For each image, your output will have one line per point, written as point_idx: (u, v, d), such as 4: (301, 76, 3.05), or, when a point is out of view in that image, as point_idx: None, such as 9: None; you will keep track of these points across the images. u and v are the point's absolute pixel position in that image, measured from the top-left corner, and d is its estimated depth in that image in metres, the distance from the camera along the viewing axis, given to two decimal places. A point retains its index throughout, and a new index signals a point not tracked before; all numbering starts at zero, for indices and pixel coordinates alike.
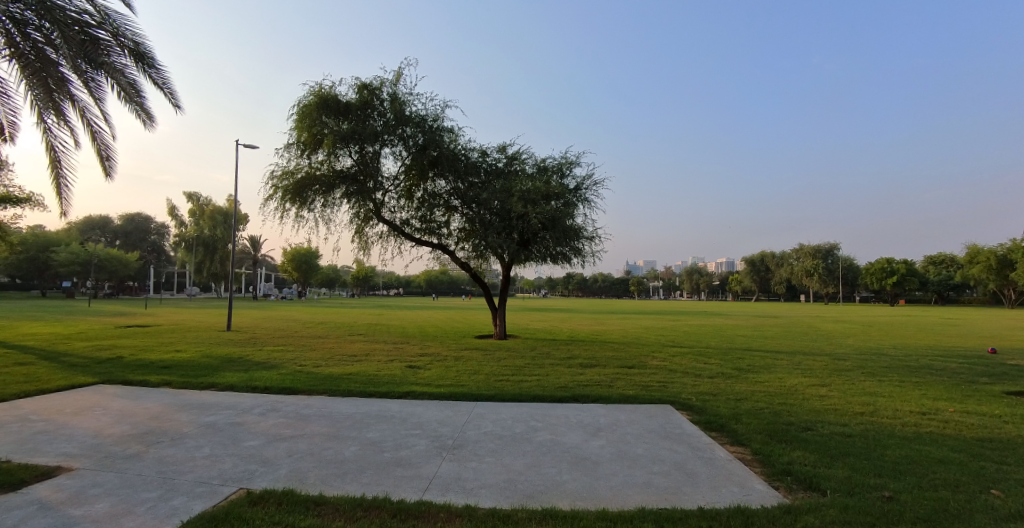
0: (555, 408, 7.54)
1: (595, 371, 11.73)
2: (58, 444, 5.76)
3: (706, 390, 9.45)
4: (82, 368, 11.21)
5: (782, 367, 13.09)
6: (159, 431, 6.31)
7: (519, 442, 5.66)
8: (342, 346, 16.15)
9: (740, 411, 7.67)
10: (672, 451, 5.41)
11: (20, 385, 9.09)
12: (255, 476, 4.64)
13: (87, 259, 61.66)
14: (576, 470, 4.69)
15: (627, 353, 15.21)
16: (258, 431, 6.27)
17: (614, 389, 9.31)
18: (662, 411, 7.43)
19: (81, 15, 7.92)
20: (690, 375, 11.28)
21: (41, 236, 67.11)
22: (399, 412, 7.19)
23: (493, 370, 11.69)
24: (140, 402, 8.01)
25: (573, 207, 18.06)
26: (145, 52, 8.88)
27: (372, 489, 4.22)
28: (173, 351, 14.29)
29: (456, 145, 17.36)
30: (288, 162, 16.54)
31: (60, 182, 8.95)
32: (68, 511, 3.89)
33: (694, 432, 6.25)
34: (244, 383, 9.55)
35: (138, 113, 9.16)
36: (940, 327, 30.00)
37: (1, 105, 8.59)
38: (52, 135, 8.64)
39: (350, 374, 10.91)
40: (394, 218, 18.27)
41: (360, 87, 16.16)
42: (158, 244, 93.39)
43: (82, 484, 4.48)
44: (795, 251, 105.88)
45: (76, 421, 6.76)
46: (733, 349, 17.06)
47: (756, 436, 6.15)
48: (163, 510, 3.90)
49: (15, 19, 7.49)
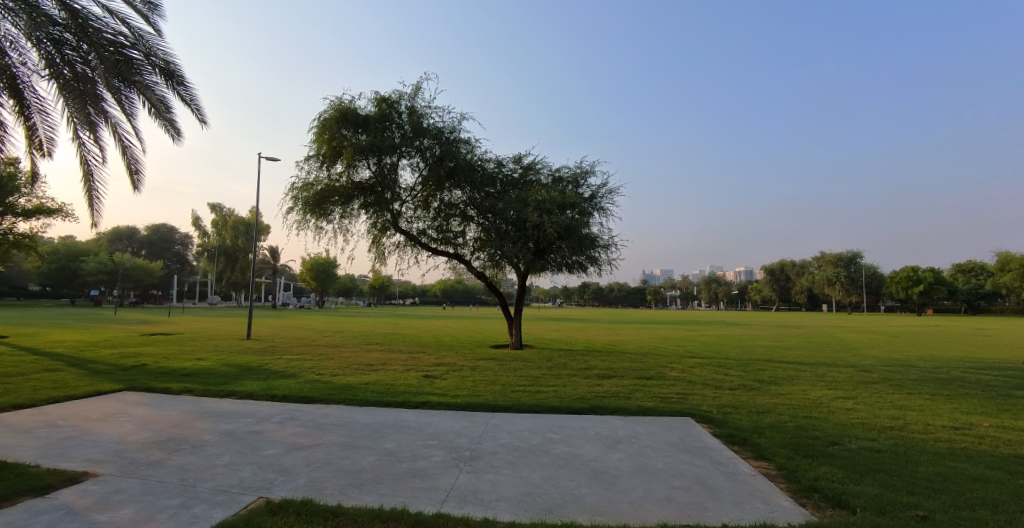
0: (573, 419, 7.48)
1: (612, 382, 11.58)
2: (83, 449, 5.88)
3: (727, 403, 9.25)
4: (106, 375, 11.48)
5: (805, 379, 12.74)
6: (180, 438, 6.41)
7: (536, 453, 5.61)
8: (358, 355, 16.25)
9: (763, 424, 7.49)
10: (693, 465, 5.30)
11: (47, 391, 9.34)
12: (274, 485, 4.67)
13: (114, 269, 63.71)
14: (595, 484, 4.62)
15: (646, 364, 14.96)
16: (275, 439, 6.34)
17: (632, 401, 9.19)
18: (682, 424, 7.30)
19: (117, 36, 8.25)
20: (710, 387, 11.07)
21: (70, 245, 69.61)
22: (415, 422, 7.20)
23: (510, 380, 11.63)
24: (162, 409, 8.15)
25: (588, 216, 18.09)
26: (175, 70, 9.20)
27: (390, 500, 4.21)
28: (193, 359, 14.54)
29: (472, 157, 17.53)
30: (308, 174, 16.84)
31: (91, 194, 9.24)
32: (93, 516, 3.96)
33: (716, 446, 6.12)
34: (263, 392, 9.66)
35: (167, 128, 9.43)
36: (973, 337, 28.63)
37: (40, 121, 8.93)
38: (85, 149, 8.92)
39: (366, 383, 10.98)
40: (411, 229, 18.42)
41: (378, 100, 16.41)
42: (182, 255, 96.30)
43: (106, 490, 4.56)
44: (817, 260, 103.44)
45: (101, 427, 6.92)
46: (753, 360, 16.66)
47: (781, 450, 6.00)
48: (184, 517, 3.94)
49: (55, 39, 7.78)
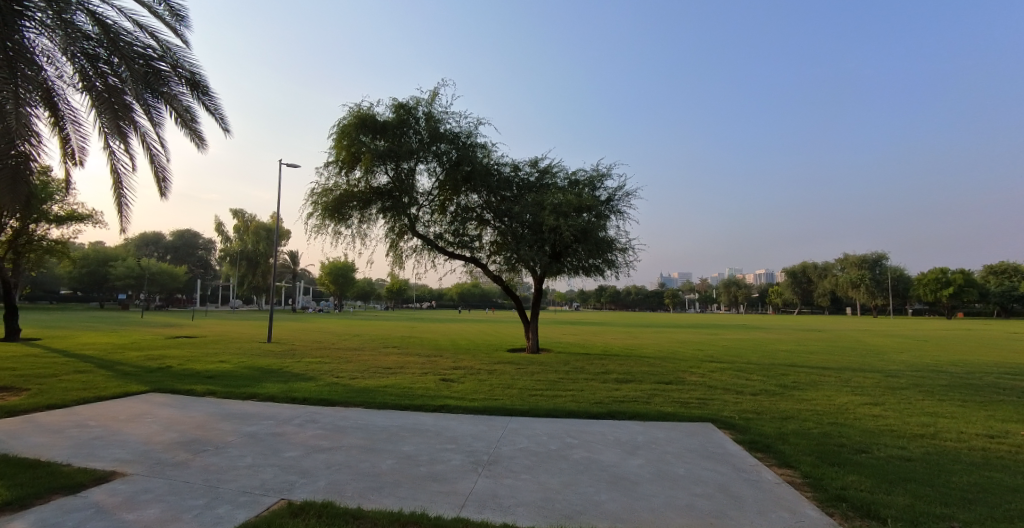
0: (591, 424, 7.42)
1: (631, 387, 11.46)
2: (112, 449, 6.05)
3: (749, 409, 9.08)
4: (134, 377, 11.77)
5: (830, 384, 12.42)
6: (204, 440, 6.54)
7: (554, 458, 5.58)
8: (376, 359, 16.39)
9: (786, 430, 7.32)
10: (715, 472, 5.21)
11: (77, 392, 9.62)
12: (295, 487, 4.73)
13: (141, 273, 65.51)
14: (615, 490, 4.57)
15: (665, 369, 14.76)
16: (296, 442, 6.41)
17: (651, 406, 9.08)
18: (703, 430, 7.19)
19: (146, 49, 8.57)
20: (731, 393, 10.87)
21: (100, 251, 71.83)
22: (434, 426, 7.23)
23: (527, 384, 11.59)
24: (187, 411, 8.32)
25: (605, 219, 17.99)
26: (201, 81, 9.47)
27: (409, 504, 4.23)
28: (216, 361, 14.84)
29: (489, 161, 17.60)
30: (327, 180, 17.10)
31: (120, 201, 9.53)
32: (121, 516, 4.05)
33: (739, 452, 6.01)
34: (284, 394, 9.80)
35: (192, 137, 9.68)
36: (997, 341, 28.00)
37: (73, 132, 9.25)
38: (115, 158, 9.21)
39: (384, 386, 11.06)
40: (428, 233, 18.56)
41: (396, 106, 16.59)
42: (206, 259, 98.59)
43: (133, 490, 4.66)
44: (840, 262, 101.09)
45: (128, 428, 7.11)
46: (775, 365, 16.31)
47: (806, 457, 5.86)
48: (209, 517, 4.01)
49: (89, 55, 8.10)
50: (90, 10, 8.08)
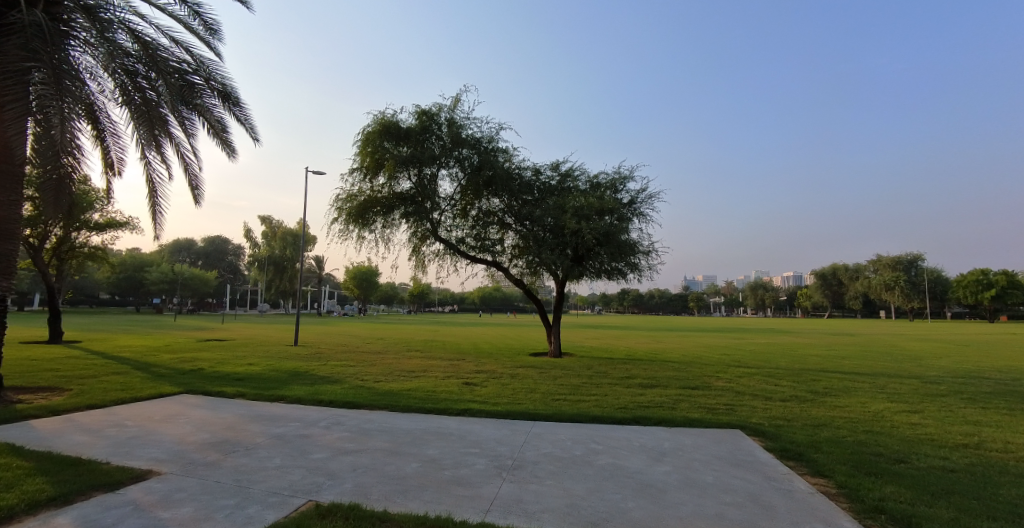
0: (616, 429, 7.33)
1: (656, 392, 11.27)
2: (148, 449, 6.25)
3: (779, 415, 8.83)
4: (167, 378, 12.14)
5: (864, 391, 11.99)
6: (234, 441, 6.70)
7: (578, 464, 5.52)
8: (400, 362, 16.56)
9: (819, 438, 7.09)
10: (744, 480, 5.08)
11: (115, 393, 9.98)
12: (323, 489, 4.80)
13: (174, 278, 67.73)
14: (641, 497, 4.50)
15: (690, 374, 14.49)
16: (323, 444, 6.51)
17: (677, 411, 8.92)
18: (731, 437, 7.03)
19: (181, 64, 8.95)
20: (760, 399, 10.60)
21: (136, 257, 74.66)
22: (457, 430, 7.25)
23: (550, 389, 11.53)
24: (218, 412, 8.55)
25: (627, 221, 17.86)
26: (232, 93, 9.78)
27: (434, 508, 4.24)
28: (245, 364, 15.19)
29: (510, 165, 17.66)
30: (352, 187, 17.40)
31: (155, 209, 9.89)
32: (157, 513, 4.18)
33: (769, 461, 5.84)
34: (311, 397, 9.98)
35: (224, 147, 9.99)
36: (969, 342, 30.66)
37: (111, 144, 9.63)
38: (151, 168, 9.57)
39: (408, 389, 11.15)
40: (450, 237, 18.67)
41: (419, 113, 16.80)
42: (235, 265, 101.38)
43: (168, 488, 4.81)
44: (873, 263, 97.71)
45: (163, 428, 7.34)
46: (806, 370, 15.81)
47: (841, 467, 5.65)
48: (240, 517, 4.11)
49: (129, 71, 8.48)
50: (130, 28, 8.49)
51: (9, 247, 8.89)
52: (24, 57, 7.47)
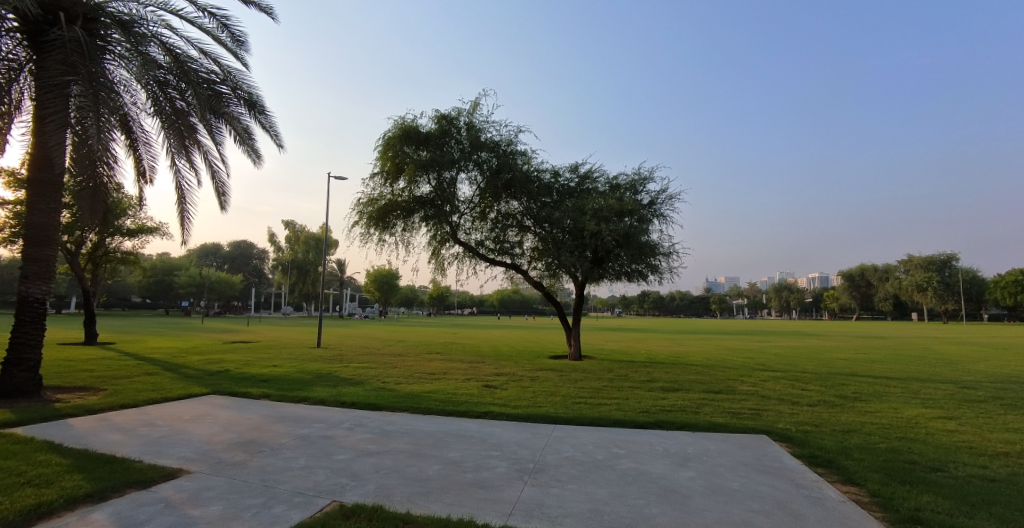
0: (638, 434, 7.25)
1: (678, 396, 11.11)
2: (178, 448, 6.43)
3: (806, 420, 8.61)
4: (195, 379, 12.48)
5: (897, 395, 11.61)
6: (260, 441, 6.84)
7: (601, 469, 5.48)
8: (420, 364, 16.68)
9: (849, 445, 6.89)
10: (772, 487, 4.96)
11: (147, 393, 10.29)
12: (347, 490, 4.87)
13: (201, 282, 69.56)
14: (666, 503, 4.43)
15: (713, 377, 14.24)
16: (346, 445, 6.61)
17: (700, 416, 8.78)
18: (757, 442, 6.88)
19: (209, 74, 9.24)
20: (786, 403, 10.35)
21: (165, 261, 76.96)
22: (478, 432, 7.27)
23: (571, 391, 11.47)
24: (244, 413, 8.75)
25: (647, 223, 17.70)
26: (258, 101, 10.02)
27: (457, 510, 4.26)
28: (270, 365, 15.51)
29: (529, 168, 17.67)
30: (372, 191, 17.64)
31: (184, 215, 10.19)
32: (188, 511, 4.29)
33: (797, 467, 5.70)
34: (333, 398, 10.14)
35: (249, 153, 10.23)
36: (972, 342, 32.05)
37: (144, 153, 9.97)
38: (180, 176, 9.88)
39: (428, 391, 11.23)
40: (469, 240, 18.75)
41: (438, 117, 16.94)
42: (260, 269, 103.67)
43: (198, 487, 4.94)
44: (904, 264, 94.56)
45: (192, 428, 7.55)
46: (834, 374, 15.38)
47: (873, 475, 5.48)
48: (267, 517, 4.19)
49: (161, 82, 8.77)
50: (162, 42, 8.80)
51: (49, 253, 9.22)
52: (64, 71, 7.79)
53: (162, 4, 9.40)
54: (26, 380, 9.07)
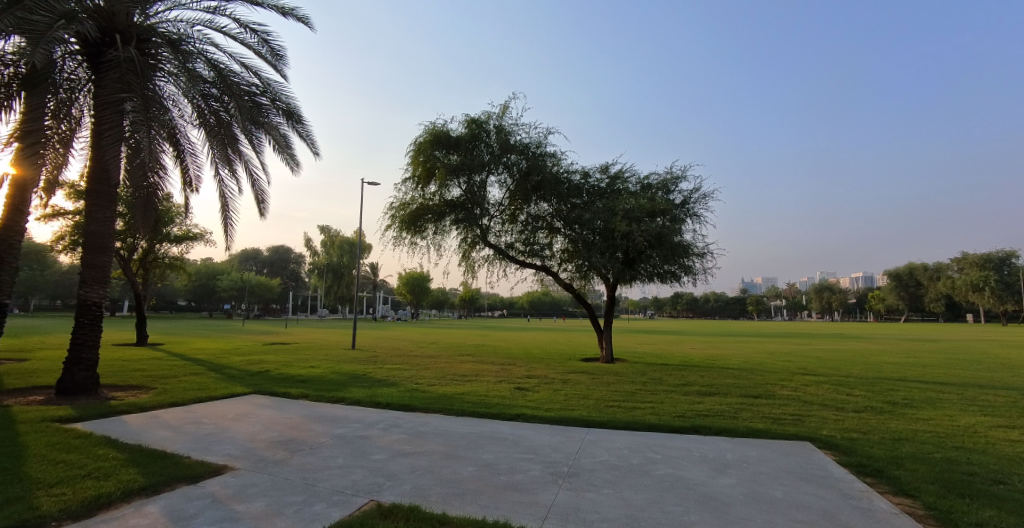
0: (674, 439, 7.10)
1: (715, 400, 10.83)
2: (223, 445, 6.71)
3: (853, 428, 8.24)
4: (238, 379, 12.99)
5: (953, 403, 10.95)
6: (299, 440, 7.06)
7: (636, 474, 5.40)
8: (452, 366, 16.85)
9: (900, 454, 6.55)
10: (817, 497, 4.77)
11: (193, 392, 10.76)
12: (384, 489, 4.96)
13: (242, 286, 72.26)
14: (705, 511, 4.33)
15: (752, 382, 13.79)
16: (381, 445, 6.74)
17: (739, 421, 8.54)
18: (800, 449, 6.64)
19: (250, 87, 9.65)
20: (831, 409, 9.93)
21: (209, 266, 80.39)
22: (511, 435, 7.28)
23: (604, 395, 11.35)
24: (284, 412, 9.04)
25: (680, 222, 17.37)
26: (295, 111, 10.38)
27: (492, 512, 4.28)
28: (308, 366, 15.97)
29: (559, 169, 17.64)
30: (405, 195, 17.97)
31: (227, 222, 10.64)
32: (234, 507, 4.46)
33: (844, 476, 5.47)
34: (369, 399, 10.37)
35: (288, 161, 10.60)
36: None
37: (190, 163, 10.48)
38: (224, 185, 10.33)
39: (460, 393, 11.31)
40: (499, 242, 18.82)
41: (468, 121, 17.11)
42: (297, 273, 106.96)
43: (242, 483, 5.13)
44: (958, 262, 89.26)
45: (236, 426, 7.85)
46: (882, 379, 14.64)
47: (927, 486, 5.20)
48: (307, 514, 4.31)
49: (206, 95, 9.20)
50: (207, 58, 9.23)
51: (104, 259, 9.79)
52: (119, 88, 8.27)
53: (207, 22, 9.85)
54: (85, 379, 9.63)
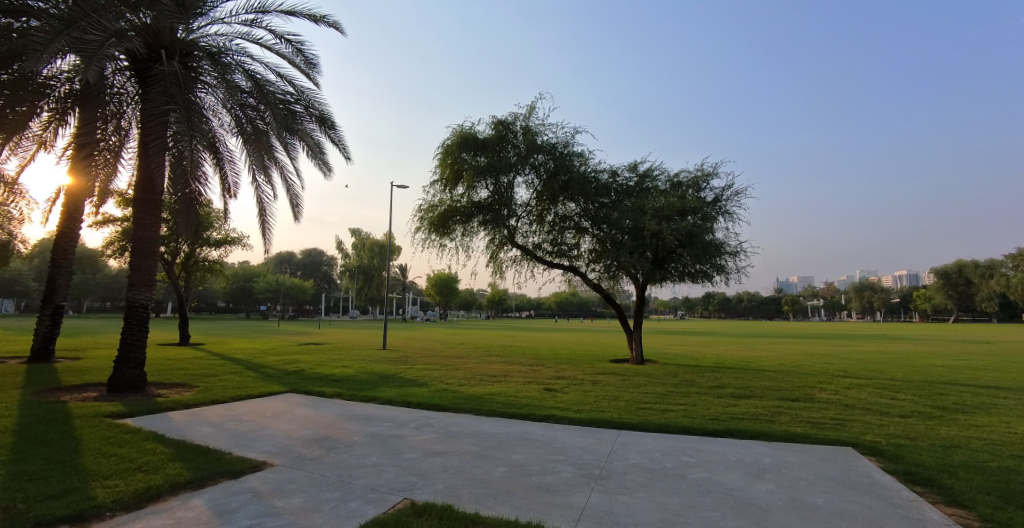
0: (708, 442, 6.95)
1: (750, 403, 10.54)
2: (262, 442, 6.95)
3: (900, 433, 7.88)
4: (275, 378, 13.41)
5: (1009, 408, 10.34)
6: (334, 438, 7.24)
7: (670, 477, 5.31)
8: (481, 367, 16.95)
9: (952, 461, 6.23)
10: (863, 506, 4.58)
11: (233, 390, 11.17)
12: (417, 488, 5.04)
13: (278, 288, 74.52)
14: (743, 517, 4.23)
15: (789, 384, 13.36)
16: (414, 444, 6.84)
17: (777, 425, 8.29)
18: (843, 455, 6.40)
19: (285, 95, 9.96)
20: (875, 414, 9.53)
21: (246, 269, 83.26)
22: (541, 436, 7.27)
23: (634, 397, 11.21)
24: (319, 411, 9.29)
25: (712, 221, 17.01)
26: (328, 117, 10.65)
27: (524, 513, 4.29)
28: (341, 366, 16.34)
29: (586, 169, 17.52)
30: (433, 197, 18.19)
31: (264, 226, 11.00)
32: (274, 502, 4.61)
33: (892, 485, 5.23)
34: (400, 398, 10.53)
35: (320, 166, 10.88)
36: None
37: (229, 170, 10.89)
38: (261, 191, 10.69)
39: (490, 394, 11.36)
40: (527, 243, 18.82)
41: (496, 123, 17.19)
42: (329, 275, 109.62)
43: (281, 479, 5.30)
44: (1013, 259, 84.19)
45: (274, 424, 8.12)
46: (930, 383, 13.94)
47: (983, 497, 4.93)
48: (344, 511, 4.42)
49: (244, 105, 9.55)
50: (245, 69, 9.57)
51: (149, 263, 10.28)
52: (163, 101, 8.67)
53: (245, 34, 10.22)
54: (134, 377, 10.12)
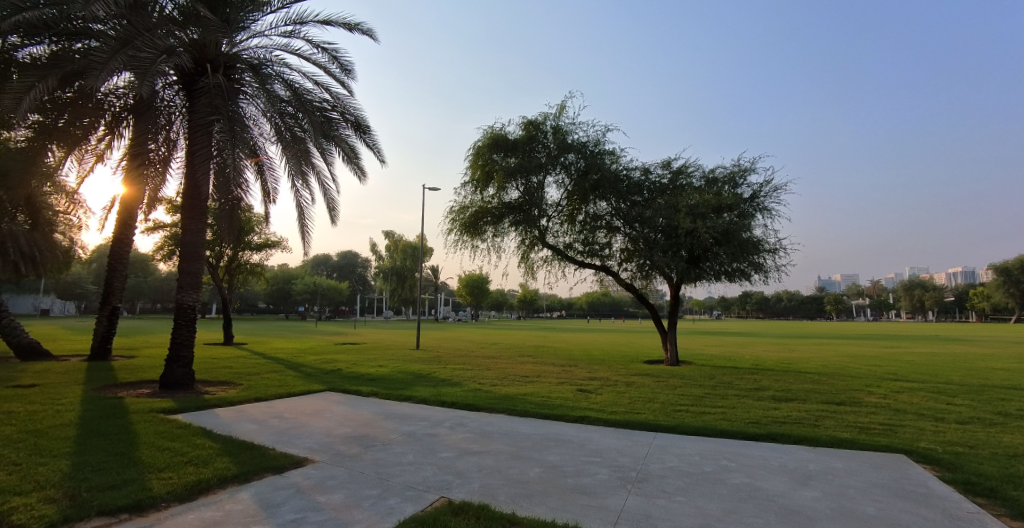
0: (749, 446, 6.76)
1: (792, 406, 10.18)
2: (304, 438, 7.19)
3: (957, 440, 7.45)
4: (314, 377, 13.83)
5: None
6: (372, 436, 7.41)
7: (710, 482, 5.19)
8: (513, 367, 17.02)
9: (1016, 472, 5.85)
10: (918, 517, 4.37)
11: (275, 389, 11.59)
12: (454, 487, 5.11)
13: (315, 289, 76.74)
14: (787, 524, 4.10)
15: (834, 387, 12.82)
16: (449, 443, 6.93)
17: (821, 430, 7.98)
18: (894, 463, 6.11)
19: (322, 102, 10.29)
20: (929, 420, 9.03)
21: (286, 271, 86.15)
22: (575, 437, 7.24)
23: (670, 398, 11.01)
24: (356, 409, 9.54)
25: (749, 217, 16.53)
26: (362, 122, 10.92)
27: (561, 515, 4.28)
28: (376, 365, 16.71)
29: (618, 167, 17.32)
30: (464, 199, 18.36)
31: (302, 230, 11.37)
32: (317, 497, 4.77)
33: (950, 495, 4.96)
34: (434, 397, 10.70)
35: (355, 170, 11.16)
36: None
37: (269, 177, 11.30)
38: (300, 195, 11.06)
39: (523, 394, 11.39)
40: (558, 242, 18.75)
41: (526, 124, 17.21)
42: (364, 276, 112.16)
43: (323, 475, 5.47)
44: None
45: (314, 421, 8.39)
46: (990, 387, 13.11)
47: None
48: (383, 508, 4.52)
49: (283, 113, 9.92)
50: (284, 79, 9.94)
51: (196, 267, 10.78)
52: (208, 112, 9.12)
53: (284, 46, 10.60)
54: (183, 374, 10.64)
